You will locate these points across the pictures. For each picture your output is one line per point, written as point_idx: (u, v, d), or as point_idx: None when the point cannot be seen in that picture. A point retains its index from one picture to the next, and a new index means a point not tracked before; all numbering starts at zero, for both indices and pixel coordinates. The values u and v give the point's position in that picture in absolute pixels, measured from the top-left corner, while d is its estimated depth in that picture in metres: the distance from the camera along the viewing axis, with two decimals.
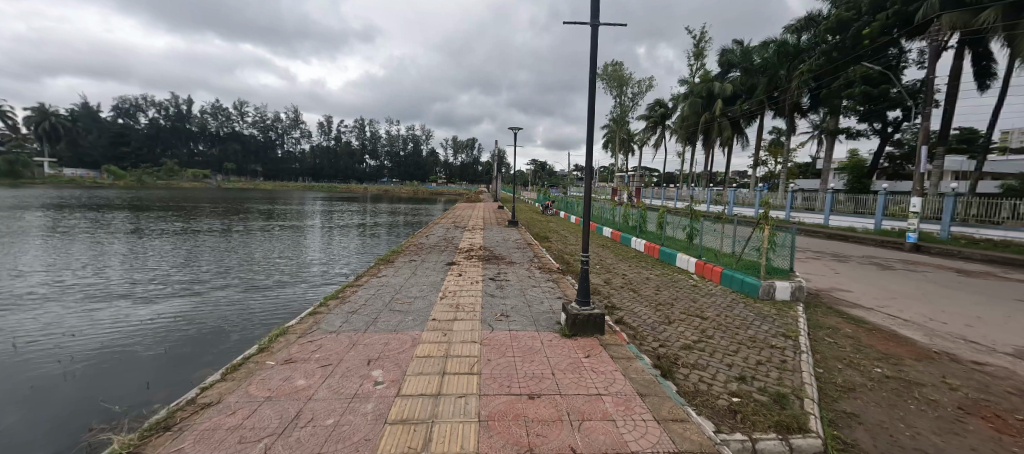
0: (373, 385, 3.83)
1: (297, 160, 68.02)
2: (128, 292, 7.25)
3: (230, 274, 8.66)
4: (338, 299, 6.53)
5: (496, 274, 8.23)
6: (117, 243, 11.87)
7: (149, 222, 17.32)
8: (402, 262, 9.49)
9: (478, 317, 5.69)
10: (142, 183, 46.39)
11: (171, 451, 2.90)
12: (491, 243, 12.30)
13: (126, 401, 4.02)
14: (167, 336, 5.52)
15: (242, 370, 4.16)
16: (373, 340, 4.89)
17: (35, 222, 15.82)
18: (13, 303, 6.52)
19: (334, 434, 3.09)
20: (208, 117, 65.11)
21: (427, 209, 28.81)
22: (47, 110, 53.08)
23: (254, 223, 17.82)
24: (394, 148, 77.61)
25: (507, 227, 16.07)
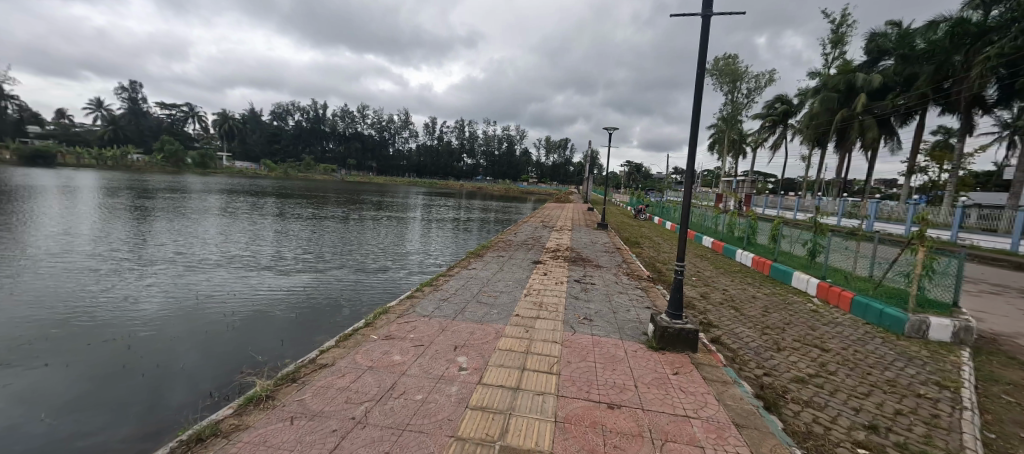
0: (458, 369, 4.06)
1: (405, 158, 74.95)
2: (271, 265, 8.77)
3: (345, 257, 9.93)
4: (432, 286, 7.07)
5: (581, 277, 8.12)
6: (267, 224, 14.44)
7: (290, 207, 20.67)
8: (491, 257, 9.88)
9: (561, 318, 5.68)
10: (287, 175, 55.44)
11: (296, 400, 3.45)
12: (578, 244, 12.13)
13: (266, 353, 4.88)
14: (296, 304, 6.55)
15: (351, 340, 4.76)
16: (460, 328, 5.20)
17: (214, 203, 19.98)
18: (196, 266, 8.35)
19: (422, 409, 3.36)
20: (337, 119, 75.10)
21: (517, 208, 29.48)
22: (227, 115, 66.39)
23: (367, 213, 20.11)
24: (490, 147, 80.86)
25: (597, 229, 15.69)
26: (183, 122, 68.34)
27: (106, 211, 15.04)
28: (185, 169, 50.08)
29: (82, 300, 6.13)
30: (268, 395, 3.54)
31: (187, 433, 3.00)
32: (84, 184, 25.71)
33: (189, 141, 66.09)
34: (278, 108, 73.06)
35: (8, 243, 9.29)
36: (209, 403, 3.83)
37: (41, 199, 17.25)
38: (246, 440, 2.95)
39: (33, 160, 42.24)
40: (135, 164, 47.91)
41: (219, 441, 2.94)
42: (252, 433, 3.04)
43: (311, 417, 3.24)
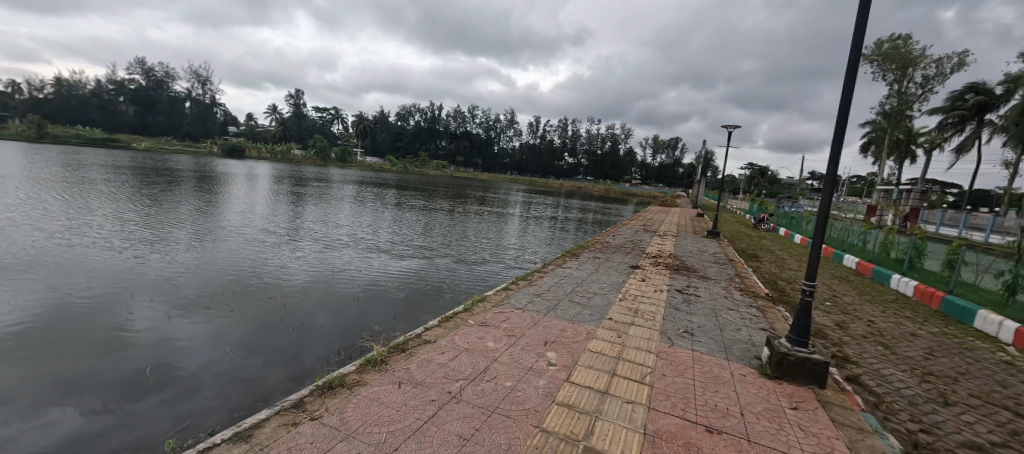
0: (547, 364, 4.12)
1: (509, 156, 77.71)
2: (388, 249, 9.93)
3: (449, 247, 10.73)
4: (526, 281, 7.27)
5: (684, 286, 7.53)
6: (388, 213, 16.35)
7: (406, 198, 23.08)
8: (587, 257, 9.73)
9: (658, 327, 5.35)
10: (406, 169, 61.89)
11: (403, 368, 3.88)
12: (684, 252, 11.23)
13: (381, 325, 5.56)
14: (406, 286, 7.31)
15: (451, 322, 5.15)
16: (551, 324, 5.25)
17: (349, 193, 23.33)
18: (333, 245, 9.86)
19: (510, 395, 3.51)
20: (450, 119, 81.27)
21: (617, 209, 28.43)
22: (362, 116, 76.51)
23: (471, 207, 21.41)
24: (593, 147, 79.20)
25: (706, 237, 14.33)
26: (330, 123, 80.97)
27: (274, 195, 18.66)
28: (329, 162, 59.34)
29: (254, 265, 7.73)
30: (381, 359, 4.06)
31: (320, 381, 3.61)
32: (260, 173, 32.22)
33: (333, 138, 78.06)
34: (402, 110, 81.85)
35: (213, 217, 12.18)
36: (336, 360, 4.52)
37: (234, 184, 22.11)
38: (363, 394, 3.44)
39: (230, 153, 54.44)
40: (294, 157, 58.39)
41: (343, 391, 3.47)
42: (367, 390, 3.52)
43: (415, 385, 3.62)
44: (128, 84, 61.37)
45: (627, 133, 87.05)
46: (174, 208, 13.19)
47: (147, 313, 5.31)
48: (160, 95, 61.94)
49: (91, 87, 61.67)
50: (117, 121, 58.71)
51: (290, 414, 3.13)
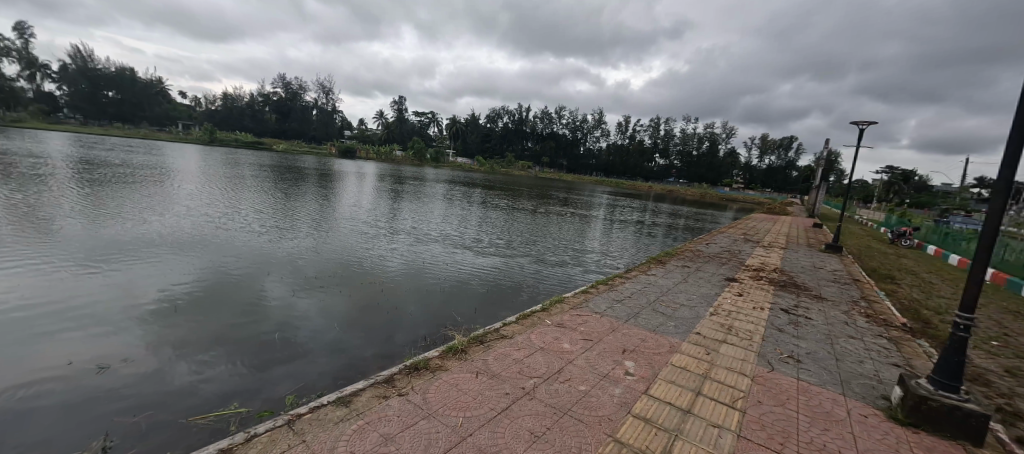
0: (624, 373, 3.99)
1: (595, 157, 75.93)
2: (473, 246, 10.44)
3: (530, 247, 10.89)
4: (607, 286, 7.09)
5: (791, 306, 6.67)
6: (474, 212, 17.12)
7: (492, 198, 23.94)
8: (675, 266, 9.13)
9: (755, 348, 4.82)
10: (493, 169, 64.10)
11: (481, 359, 4.10)
12: (793, 267, 9.91)
13: (464, 317, 5.91)
14: (488, 282, 7.62)
15: (528, 320, 5.27)
16: (631, 332, 5.07)
17: (440, 191, 24.95)
18: (424, 239, 10.67)
19: (583, 399, 3.49)
20: (537, 121, 82.16)
21: (713, 216, 26.07)
22: (455, 119, 81.13)
23: (554, 208, 21.44)
24: (688, 147, 73.65)
25: (823, 251, 12.46)
26: (426, 126, 87.37)
27: (377, 192, 20.76)
28: (424, 162, 64.05)
29: (359, 253, 8.72)
30: (462, 348, 4.33)
31: (407, 362, 3.97)
32: (366, 172, 36.03)
33: (429, 140, 84.08)
34: (492, 112, 84.95)
35: (328, 210, 14.00)
36: (422, 345, 4.92)
37: (346, 181, 25.12)
38: (444, 379, 3.71)
39: (343, 154, 61.87)
40: (395, 158, 64.22)
41: (427, 373, 3.78)
42: (448, 375, 3.78)
43: (491, 376, 3.79)
44: (271, 96, 73.26)
45: (729, 132, 79.27)
46: (300, 201, 15.43)
47: (276, 289, 6.32)
48: (293, 104, 72.79)
49: (245, 99, 74.89)
50: (262, 127, 70.45)
51: (382, 388, 3.50)
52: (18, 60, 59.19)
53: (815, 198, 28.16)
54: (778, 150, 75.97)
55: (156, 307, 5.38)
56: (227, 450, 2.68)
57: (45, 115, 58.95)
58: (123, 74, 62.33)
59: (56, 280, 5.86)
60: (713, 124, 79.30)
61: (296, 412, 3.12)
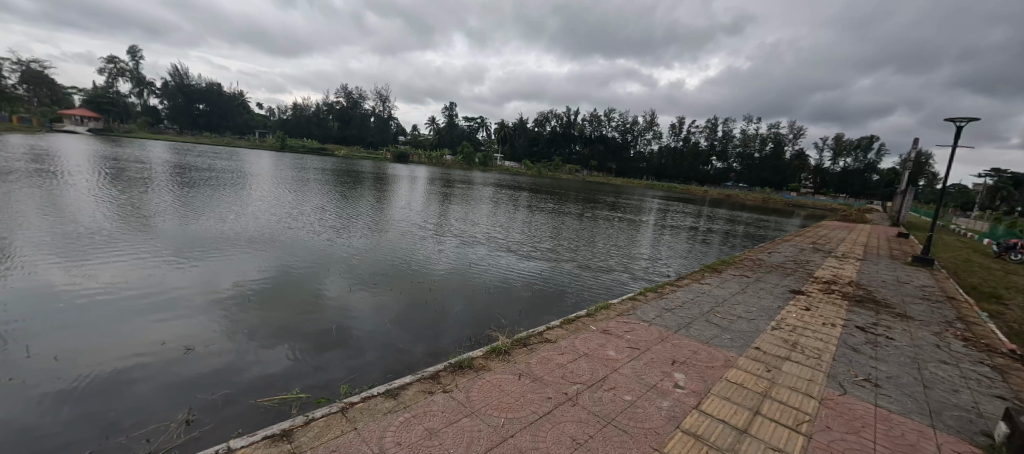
0: (674, 386, 3.82)
1: (646, 160, 73.38)
2: (518, 250, 10.51)
3: (576, 252, 10.75)
4: (656, 294, 6.81)
5: (868, 323, 6.02)
6: (520, 215, 17.21)
7: (538, 201, 23.96)
8: (732, 275, 8.60)
9: (825, 368, 4.40)
10: (540, 173, 64.06)
11: (525, 362, 4.11)
12: (871, 281, 8.93)
13: (509, 319, 5.96)
14: (533, 286, 7.63)
15: (573, 325, 5.20)
16: (682, 343, 4.84)
17: (488, 194, 25.36)
18: (471, 242, 10.91)
19: (628, 410, 3.38)
20: (586, 124, 81.07)
21: (777, 223, 24.22)
22: (504, 123, 82.25)
23: (602, 212, 21.03)
24: (748, 149, 69.11)
25: (908, 264, 11.13)
26: (476, 130, 89.31)
27: (428, 195, 21.54)
28: (473, 166, 65.48)
29: (409, 254, 9.09)
30: (506, 350, 4.37)
31: (453, 360, 4.08)
32: (418, 175, 37.52)
33: (478, 144, 85.88)
34: (540, 116, 85.08)
35: (383, 212, 14.74)
36: (467, 345, 5.03)
37: (399, 184, 26.32)
38: (487, 379, 3.76)
39: (397, 159, 64.87)
40: (445, 162, 66.26)
41: (471, 372, 3.86)
42: (491, 375, 3.83)
43: (534, 379, 3.79)
44: (334, 105, 78.68)
45: (797, 133, 73.26)
46: (358, 203, 16.41)
47: (334, 286, 6.76)
48: (353, 112, 77.62)
49: (312, 108, 81.00)
50: (325, 134, 75.75)
51: (427, 383, 3.63)
52: (130, 79, 68.44)
53: (900, 205, 25.22)
54: (855, 151, 69.02)
55: (232, 298, 5.96)
56: (288, 431, 2.91)
57: (150, 126, 67.57)
58: (211, 89, 69.95)
59: (153, 271, 6.68)
60: (778, 124, 73.74)
61: (350, 401, 3.31)
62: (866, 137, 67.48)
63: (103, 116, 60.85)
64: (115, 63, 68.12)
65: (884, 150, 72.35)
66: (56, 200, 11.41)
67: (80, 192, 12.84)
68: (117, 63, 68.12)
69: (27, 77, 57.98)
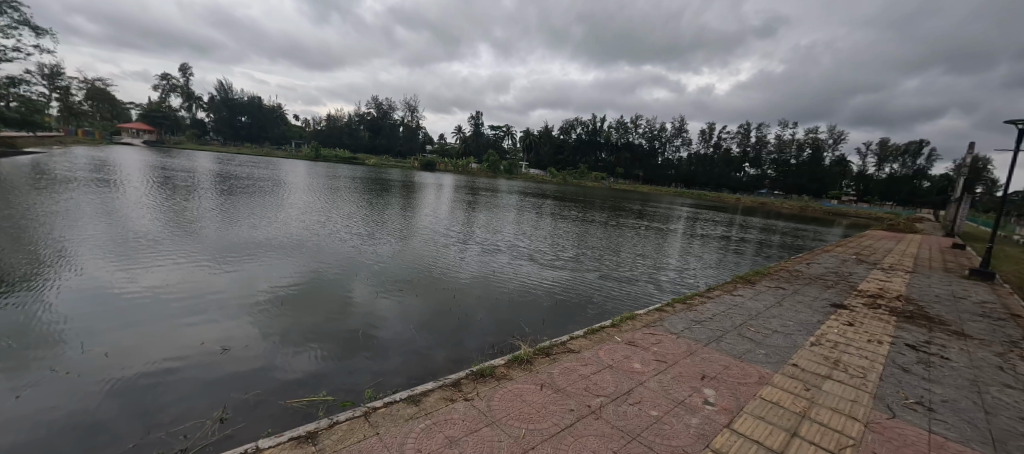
0: (703, 402, 3.66)
1: (675, 167, 71.71)
2: (541, 258, 10.45)
3: (600, 262, 10.57)
4: (684, 305, 6.58)
5: (919, 341, 5.58)
6: (545, 223, 17.16)
7: (563, 210, 23.79)
8: (766, 286, 8.22)
9: (871, 389, 4.11)
10: (565, 181, 63.67)
11: (546, 371, 4.06)
12: (923, 295, 8.31)
13: (532, 328, 5.91)
14: (556, 295, 7.55)
15: (597, 336, 5.10)
16: (712, 357, 4.65)
17: (513, 203, 25.43)
18: (494, 250, 10.94)
19: (655, 426, 3.26)
20: (612, 131, 80.17)
21: (816, 232, 23.04)
22: (529, 131, 82.65)
23: (627, 221, 20.66)
24: (784, 156, 66.39)
25: (965, 278, 10.31)
26: (501, 139, 90.03)
27: (453, 203, 21.80)
28: (498, 174, 65.93)
29: (433, 261, 9.21)
30: (528, 359, 4.33)
31: (474, 368, 4.06)
32: (444, 183, 38.16)
33: (503, 153, 86.45)
34: (566, 123, 84.94)
35: (409, 219, 15.04)
36: (490, 353, 5.01)
37: (426, 192, 26.77)
38: (508, 388, 3.73)
39: (425, 167, 66.16)
40: (471, 170, 67.11)
41: (492, 381, 3.83)
42: (512, 384, 3.80)
43: (556, 390, 3.72)
44: (365, 116, 81.47)
45: (838, 138, 69.72)
46: (386, 211, 16.83)
47: (361, 291, 6.92)
48: (383, 123, 80.04)
49: (345, 119, 84.09)
50: (356, 143, 78.29)
51: (449, 391, 3.63)
52: (181, 94, 73.41)
53: (954, 213, 23.49)
54: (902, 157, 64.98)
55: (266, 301, 6.20)
56: (313, 433, 2.97)
57: (197, 137, 72.05)
58: (253, 102, 73.97)
59: (195, 275, 7.06)
60: (817, 129, 70.49)
61: (373, 406, 3.35)
62: (914, 143, 63.49)
63: (157, 129, 65.43)
64: (168, 80, 73.26)
65: (936, 156, 67.76)
66: (113, 207, 12.34)
67: (134, 200, 13.81)
68: (170, 79, 73.28)
69: (92, 94, 63.22)
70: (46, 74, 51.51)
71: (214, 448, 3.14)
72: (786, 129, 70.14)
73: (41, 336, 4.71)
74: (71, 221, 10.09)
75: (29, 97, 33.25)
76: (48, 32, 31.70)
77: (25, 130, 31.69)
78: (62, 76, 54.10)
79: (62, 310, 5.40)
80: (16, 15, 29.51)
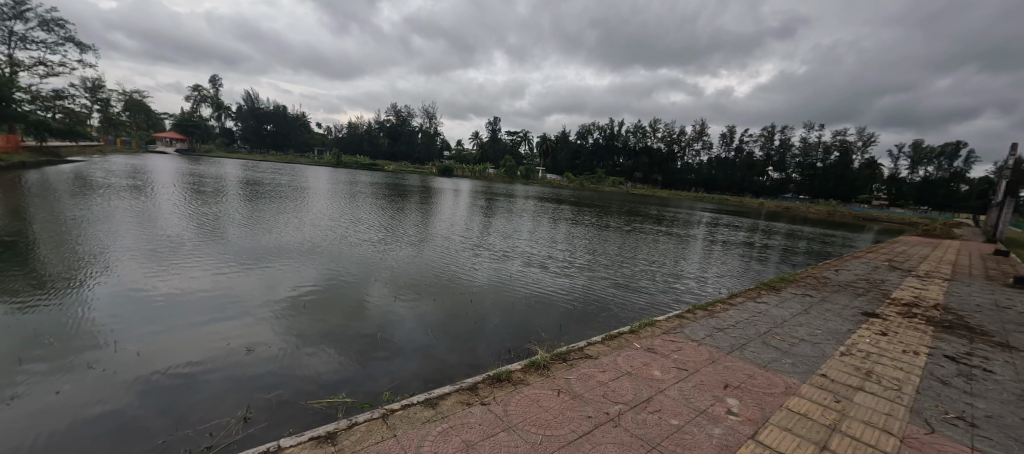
0: (726, 411, 3.55)
1: (695, 171, 70.50)
2: (555, 265, 10.26)
3: (616, 269, 10.33)
4: (705, 312, 6.42)
5: (960, 353, 5.29)
6: (561, 229, 17.00)
7: (580, 215, 23.53)
8: (792, 294, 7.94)
9: (906, 402, 3.89)
10: (582, 186, 63.12)
11: (564, 378, 4.01)
12: (963, 304, 7.87)
13: (549, 334, 5.85)
14: (570, 302, 7.41)
15: (616, 341, 5.04)
16: (735, 366, 4.51)
17: (530, 208, 25.40)
18: (509, 256, 10.82)
19: (676, 435, 3.18)
20: (630, 135, 79.41)
21: (846, 238, 22.16)
22: (546, 137, 82.83)
23: (646, 227, 20.29)
24: (809, 159, 64.48)
25: (1010, 286, 9.72)
26: (518, 144, 90.37)
27: (470, 209, 21.89)
28: (515, 179, 66.00)
29: (447, 267, 9.18)
30: (545, 364, 4.30)
31: (491, 372, 4.05)
32: (462, 189, 38.31)
33: (520, 158, 86.69)
34: (583, 128, 84.59)
35: (425, 225, 15.12)
36: (505, 358, 5.00)
37: (444, 198, 26.96)
38: (526, 393, 3.70)
39: (442, 173, 66.84)
40: (488, 175, 67.69)
41: (509, 386, 3.82)
42: (530, 389, 3.77)
43: (572, 397, 3.66)
44: (385, 122, 83.12)
45: (867, 140, 67.16)
46: (402, 216, 16.93)
47: (378, 294, 7.02)
48: (402, 129, 81.50)
49: (365, 126, 85.91)
50: (376, 150, 79.77)
51: (466, 394, 3.63)
52: (211, 104, 76.68)
53: (995, 217, 22.36)
54: (937, 159, 62.24)
55: (288, 304, 6.34)
56: (333, 433, 3.02)
57: (226, 146, 74.89)
58: (278, 110, 76.48)
59: (222, 278, 7.31)
60: (845, 130, 68.07)
61: (390, 407, 3.38)
62: (950, 144, 60.67)
63: (189, 137, 68.44)
64: (199, 91, 76.55)
65: (974, 157, 64.48)
66: (144, 212, 12.94)
67: (166, 206, 14.40)
68: (201, 90, 76.52)
69: (130, 105, 66.40)
70: (89, 87, 54.52)
71: (238, 445, 3.23)
72: (812, 132, 67.92)
73: (81, 335, 4.94)
74: (105, 226, 10.60)
75: (74, 110, 35.34)
76: (91, 48, 33.72)
77: (69, 139, 33.61)
78: (103, 88, 57.21)
79: (98, 309, 5.69)
80: (62, 32, 31.47)
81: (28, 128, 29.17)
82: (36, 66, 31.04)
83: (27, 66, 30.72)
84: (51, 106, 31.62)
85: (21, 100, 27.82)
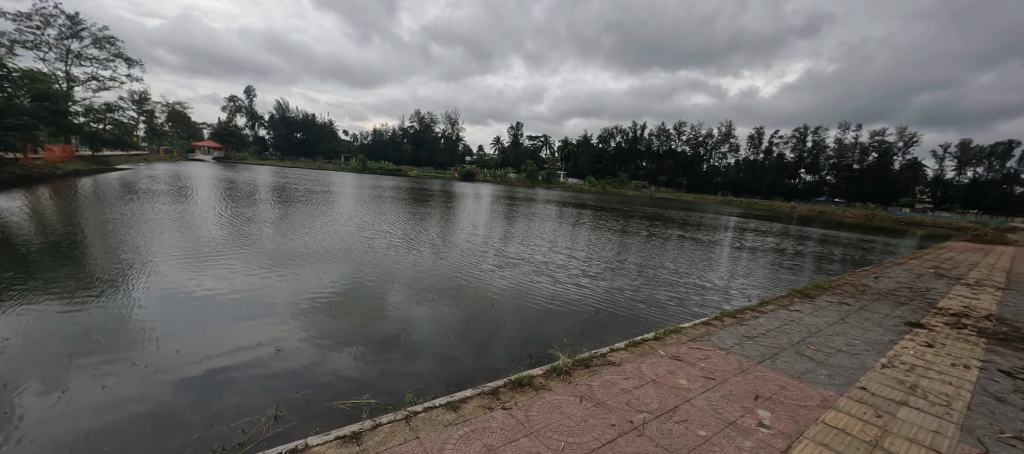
0: (756, 423, 3.41)
1: (722, 174, 68.73)
2: (575, 271, 10.03)
3: (638, 277, 10.01)
4: (734, 320, 6.19)
5: (1016, 367, 4.91)
6: (583, 234, 16.74)
7: (603, 220, 23.08)
8: (829, 301, 7.57)
9: (956, 419, 3.64)
10: (604, 190, 62.51)
11: (584, 384, 3.94)
12: (1019, 315, 7.33)
13: (570, 339, 5.79)
14: (592, 309, 7.25)
15: (639, 347, 4.94)
16: (766, 376, 4.33)
17: (551, 212, 25.21)
18: (528, 262, 10.64)
19: (703, 447, 3.09)
20: (653, 138, 78.14)
21: (886, 244, 21.00)
22: (568, 142, 82.66)
23: (671, 232, 19.79)
24: (844, 160, 62.14)
25: None
26: (540, 148, 90.47)
27: (492, 214, 21.88)
28: (537, 184, 65.66)
29: (465, 272, 9.14)
30: (567, 370, 4.24)
31: (513, 376, 4.04)
32: (483, 194, 38.27)
33: (541, 163, 86.77)
34: (605, 132, 83.79)
35: (446, 230, 15.20)
36: (526, 363, 4.96)
37: (466, 202, 27.16)
38: (547, 398, 3.67)
39: (464, 178, 67.06)
40: (509, 179, 68.12)
41: (531, 391, 3.79)
42: (551, 395, 3.73)
43: (594, 404, 3.60)
44: (409, 129, 84.86)
45: (909, 140, 63.60)
46: (424, 221, 17.07)
47: (402, 299, 7.08)
48: (425, 136, 82.89)
49: (389, 133, 87.75)
50: (400, 157, 81.61)
51: (487, 398, 3.62)
52: (246, 114, 80.27)
53: None
54: (988, 159, 58.44)
55: (316, 306, 6.52)
56: (358, 433, 3.08)
57: (258, 153, 78.26)
58: (307, 119, 79.40)
59: (256, 280, 7.61)
60: (884, 130, 64.65)
61: (413, 410, 3.42)
62: (1003, 144, 56.78)
63: (225, 145, 71.73)
64: (235, 101, 80.35)
65: None
66: (183, 216, 13.66)
67: (203, 211, 15.05)
68: (236, 100, 80.28)
69: (172, 116, 70.33)
70: (135, 100, 58.12)
71: (268, 443, 3.33)
72: (847, 132, 64.64)
73: (125, 334, 5.21)
74: (143, 229, 11.19)
75: (123, 121, 37.80)
76: (138, 63, 35.99)
77: (118, 149, 35.85)
78: (149, 100, 60.80)
79: (141, 308, 6.04)
80: (112, 49, 33.72)
81: (83, 139, 31.29)
82: (90, 81, 33.39)
83: (82, 81, 33.06)
84: (103, 118, 33.99)
85: (77, 113, 29.93)
